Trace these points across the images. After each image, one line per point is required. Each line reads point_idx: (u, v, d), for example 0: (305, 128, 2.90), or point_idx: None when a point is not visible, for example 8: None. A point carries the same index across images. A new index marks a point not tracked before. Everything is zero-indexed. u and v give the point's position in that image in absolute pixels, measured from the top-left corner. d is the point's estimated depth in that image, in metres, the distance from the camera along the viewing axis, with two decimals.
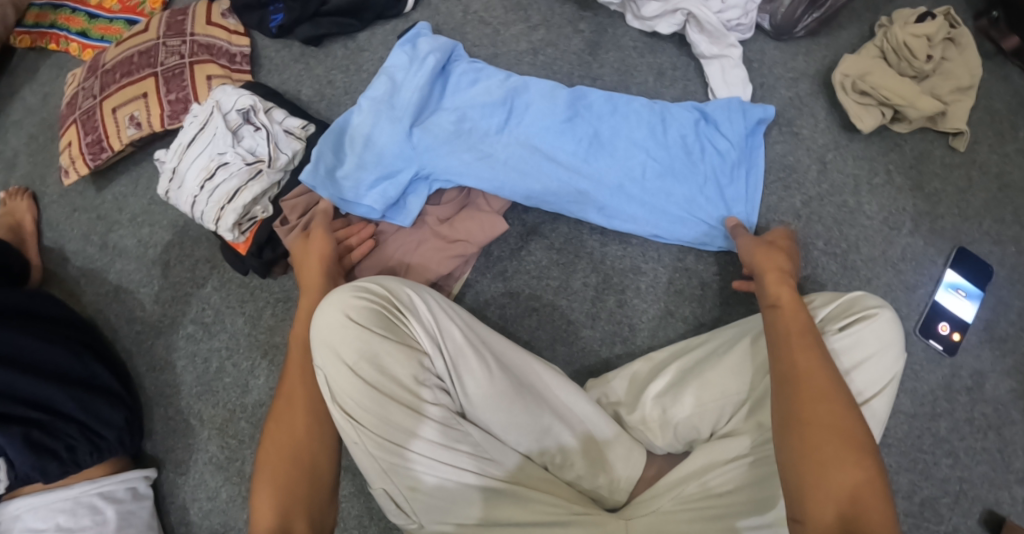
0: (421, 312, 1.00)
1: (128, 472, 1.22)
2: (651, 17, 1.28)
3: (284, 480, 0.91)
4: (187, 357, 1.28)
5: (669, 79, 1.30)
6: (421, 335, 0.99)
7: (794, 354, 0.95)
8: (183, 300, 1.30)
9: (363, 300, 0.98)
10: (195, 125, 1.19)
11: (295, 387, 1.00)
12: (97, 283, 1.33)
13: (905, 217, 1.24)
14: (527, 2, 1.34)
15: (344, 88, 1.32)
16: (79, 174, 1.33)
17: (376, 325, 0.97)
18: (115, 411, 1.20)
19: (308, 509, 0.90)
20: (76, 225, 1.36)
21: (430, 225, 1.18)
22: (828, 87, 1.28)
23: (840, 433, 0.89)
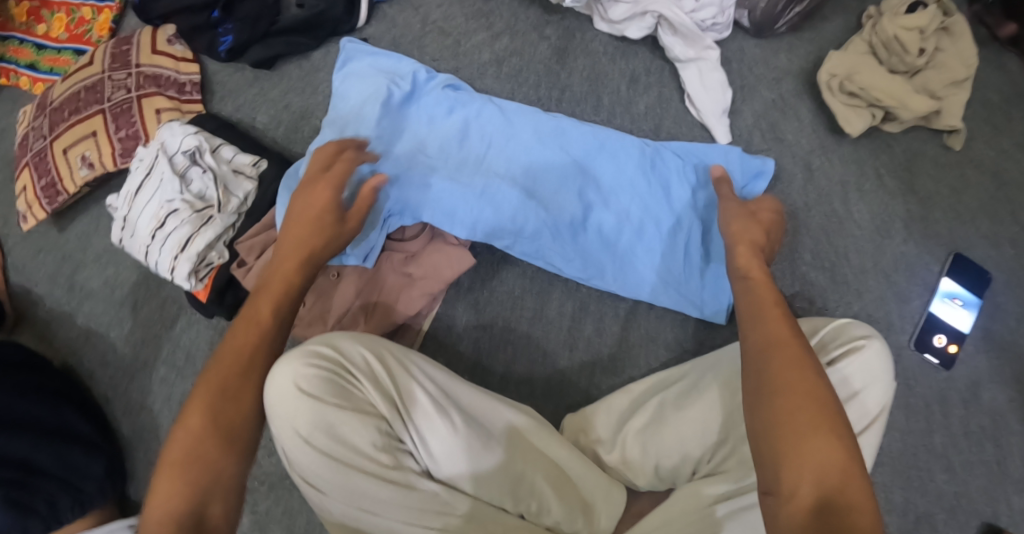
0: (376, 375, 0.98)
1: (115, 520, 1.19)
2: (620, 20, 1.20)
3: (205, 432, 0.84)
4: (163, 400, 1.25)
5: (642, 85, 1.22)
6: (378, 399, 0.98)
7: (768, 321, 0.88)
8: (154, 342, 1.26)
9: (313, 369, 0.95)
10: (141, 170, 1.16)
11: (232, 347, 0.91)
12: (66, 327, 1.30)
13: (898, 223, 1.17)
14: (489, 8, 1.27)
15: (301, 113, 1.26)
16: (37, 219, 1.29)
17: (328, 395, 0.95)
18: (92, 461, 1.19)
19: (235, 459, 0.85)
20: (42, 267, 1.33)
21: (394, 262, 1.14)
22: (813, 86, 1.20)
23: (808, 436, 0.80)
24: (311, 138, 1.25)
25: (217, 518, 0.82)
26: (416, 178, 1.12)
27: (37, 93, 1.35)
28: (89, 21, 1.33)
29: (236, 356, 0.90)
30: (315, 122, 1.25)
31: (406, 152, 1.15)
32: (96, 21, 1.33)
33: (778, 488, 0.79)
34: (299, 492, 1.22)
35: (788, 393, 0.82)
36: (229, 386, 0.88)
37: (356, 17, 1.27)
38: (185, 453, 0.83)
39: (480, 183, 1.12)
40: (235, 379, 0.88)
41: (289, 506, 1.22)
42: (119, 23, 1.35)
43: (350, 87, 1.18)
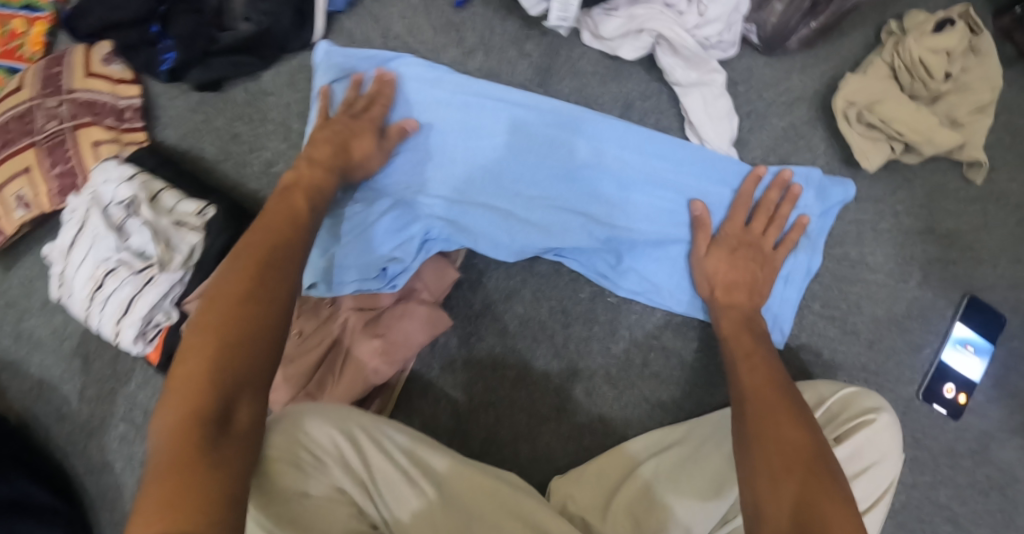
0: (346, 452, 0.92)
1: None
2: (613, 37, 1.06)
3: (220, 352, 0.74)
4: (124, 460, 1.16)
5: (637, 113, 1.09)
6: (351, 482, 0.92)
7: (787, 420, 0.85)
8: (108, 398, 1.17)
9: (286, 456, 0.88)
10: (73, 223, 1.03)
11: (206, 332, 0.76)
12: (20, 379, 1.21)
13: (913, 266, 1.08)
14: (461, 20, 1.12)
15: (249, 144, 1.13)
16: None
17: (301, 483, 0.88)
18: None
19: (254, 395, 0.74)
20: None
21: (356, 328, 1.03)
22: (826, 112, 1.08)
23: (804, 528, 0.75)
24: (262, 173, 1.12)
25: (243, 422, 0.73)
26: (414, 205, 1.04)
27: None
28: (20, 34, 1.18)
29: (235, 318, 0.76)
30: (267, 155, 1.12)
31: (398, 171, 1.06)
32: (28, 35, 1.18)
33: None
34: None
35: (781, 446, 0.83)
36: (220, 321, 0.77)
37: (309, 31, 1.11)
38: (201, 391, 0.72)
39: (491, 207, 1.05)
40: (240, 322, 0.76)
41: None
42: (54, 36, 1.20)
43: (334, 96, 1.08)
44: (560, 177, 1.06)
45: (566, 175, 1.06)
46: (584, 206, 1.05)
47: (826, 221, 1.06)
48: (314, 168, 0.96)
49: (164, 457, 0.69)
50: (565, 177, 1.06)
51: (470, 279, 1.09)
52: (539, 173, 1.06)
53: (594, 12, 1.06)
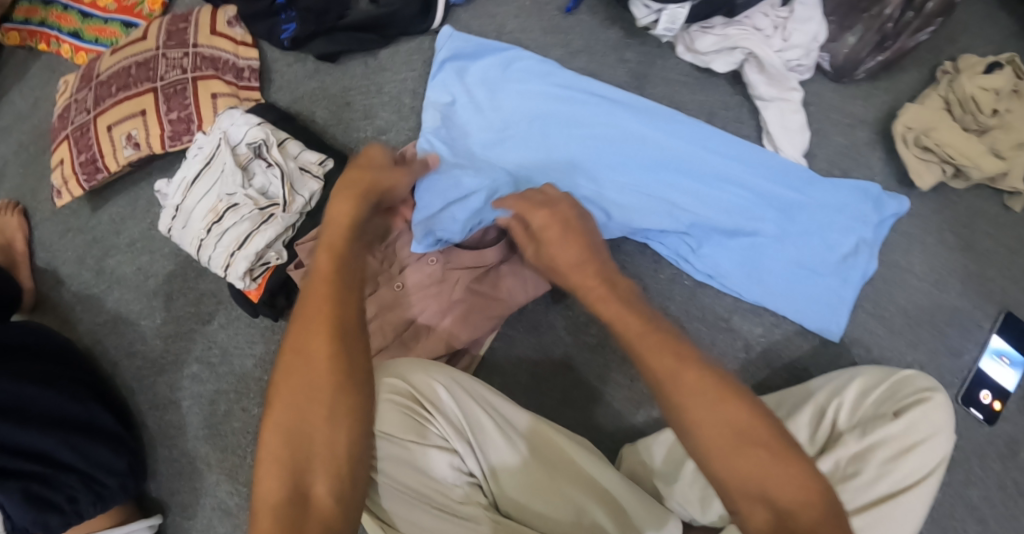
0: (448, 408, 1.00)
1: (134, 522, 1.16)
2: (707, 52, 1.19)
3: (290, 430, 0.84)
4: (193, 398, 1.21)
5: (719, 121, 1.22)
6: (450, 432, 0.99)
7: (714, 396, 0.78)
8: (186, 335, 1.22)
9: (394, 402, 0.99)
10: (200, 159, 1.09)
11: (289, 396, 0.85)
12: (94, 312, 1.24)
13: (954, 279, 1.19)
14: (568, 25, 1.24)
15: (363, 112, 1.22)
16: (72, 195, 1.21)
17: (402, 428, 0.98)
18: (117, 457, 1.14)
19: (328, 473, 0.83)
20: (70, 247, 1.27)
21: (462, 283, 1.10)
22: (886, 136, 1.21)
23: (743, 448, 0.76)
24: (373, 139, 1.21)
25: (322, 497, 0.82)
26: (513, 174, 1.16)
27: (78, 63, 1.29)
28: None
29: (296, 393, 0.85)
30: (378, 123, 1.21)
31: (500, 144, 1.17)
32: None
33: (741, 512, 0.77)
34: None
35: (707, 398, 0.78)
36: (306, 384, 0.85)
37: (431, 19, 1.21)
38: (275, 481, 0.82)
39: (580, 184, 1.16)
40: (313, 395, 0.85)
41: None
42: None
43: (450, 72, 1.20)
44: (645, 166, 1.17)
45: (652, 165, 1.17)
46: (668, 195, 1.17)
47: (882, 231, 1.17)
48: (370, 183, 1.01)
49: (260, 532, 0.80)
50: (651, 166, 1.17)
51: None
52: (628, 160, 1.17)
53: (692, 29, 1.20)
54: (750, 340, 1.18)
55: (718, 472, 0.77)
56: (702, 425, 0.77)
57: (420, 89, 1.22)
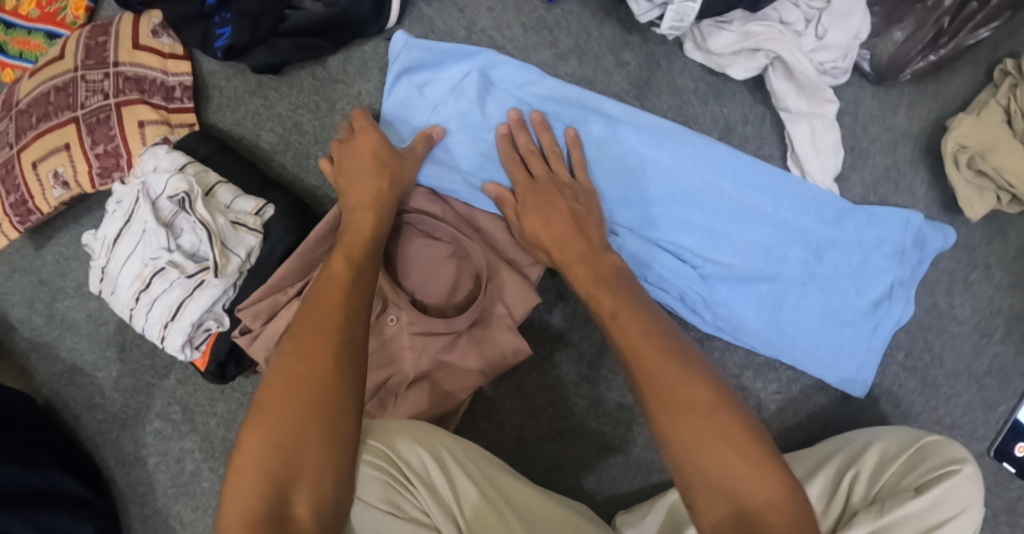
0: (434, 478, 0.88)
1: None
2: (723, 53, 0.98)
3: (276, 444, 0.75)
4: (158, 455, 1.11)
5: (737, 137, 1.02)
6: (435, 507, 0.86)
7: (655, 365, 0.75)
8: (144, 390, 1.11)
9: (372, 470, 0.85)
10: (119, 215, 0.95)
11: (277, 389, 0.78)
12: (50, 361, 1.14)
13: (999, 320, 1.04)
14: (553, 18, 1.03)
15: (314, 135, 1.04)
16: (9, 238, 1.08)
17: (382, 502, 0.84)
18: (83, 523, 1.04)
19: (313, 486, 0.74)
20: (18, 289, 1.15)
21: (433, 350, 0.96)
22: (931, 153, 1.02)
23: (705, 433, 0.72)
24: None
25: (304, 520, 0.72)
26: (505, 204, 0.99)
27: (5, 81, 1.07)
28: None
29: (281, 421, 0.75)
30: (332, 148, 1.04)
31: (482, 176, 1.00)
32: None
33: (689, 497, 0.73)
34: None
35: (678, 411, 0.73)
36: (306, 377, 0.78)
37: (386, 17, 1.02)
38: (251, 497, 0.72)
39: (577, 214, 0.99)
40: (303, 409, 0.76)
41: None
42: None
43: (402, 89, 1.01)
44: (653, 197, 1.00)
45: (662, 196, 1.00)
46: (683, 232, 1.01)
47: (922, 269, 1.01)
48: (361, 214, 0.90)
49: None
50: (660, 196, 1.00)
51: (547, 301, 1.02)
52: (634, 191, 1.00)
53: (705, 24, 0.98)
54: (763, 397, 1.05)
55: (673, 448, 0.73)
56: (662, 400, 0.74)
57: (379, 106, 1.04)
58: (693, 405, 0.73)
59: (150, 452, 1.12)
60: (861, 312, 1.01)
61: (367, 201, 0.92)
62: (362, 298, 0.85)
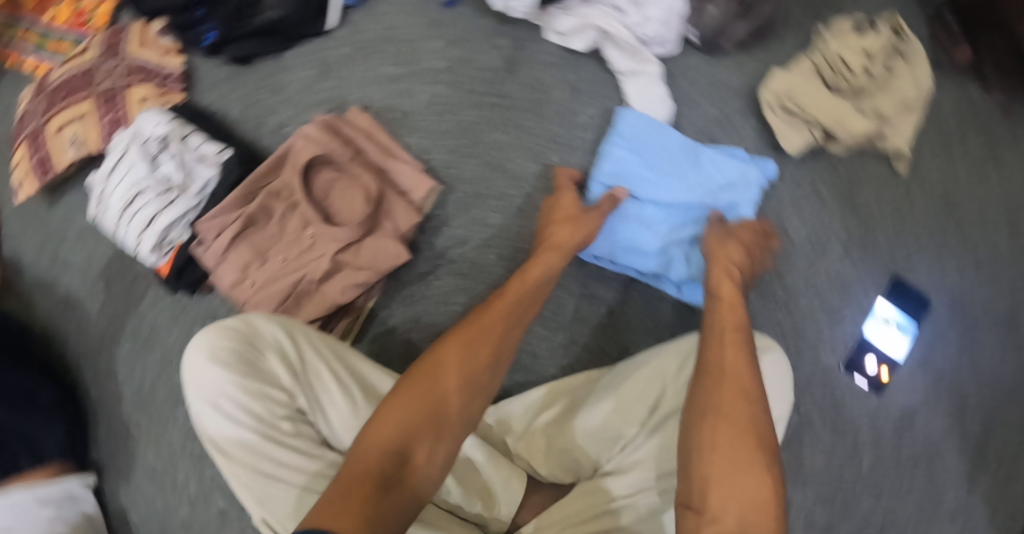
0: (284, 346, 0.99)
1: (68, 478, 1.32)
2: (567, 32, 1.19)
3: (423, 401, 0.91)
4: (127, 370, 1.37)
5: (586, 96, 1.21)
6: (281, 368, 0.98)
7: (727, 349, 0.92)
8: (121, 315, 1.38)
9: (223, 339, 0.96)
10: (116, 152, 1.25)
11: (443, 364, 0.94)
12: (50, 296, 1.43)
13: (834, 243, 1.17)
14: (446, 19, 1.28)
15: (268, 107, 1.33)
16: (28, 191, 1.40)
17: (237, 364, 0.96)
18: (55, 423, 1.31)
19: (434, 445, 0.89)
20: (29, 240, 1.45)
21: (334, 254, 1.15)
22: (757, 107, 1.19)
23: (745, 400, 0.87)
24: (276, 133, 1.32)
25: (420, 466, 0.87)
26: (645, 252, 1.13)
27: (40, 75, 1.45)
28: (91, 10, 1.43)
29: (425, 392, 0.91)
30: (281, 118, 1.33)
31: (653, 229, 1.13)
32: (96, 11, 1.43)
33: (703, 491, 0.83)
34: None
35: (722, 365, 0.90)
36: (462, 369, 0.94)
37: (325, 20, 1.31)
38: (393, 430, 0.88)
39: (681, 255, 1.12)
40: (455, 387, 0.93)
41: None
42: (117, 14, 1.44)
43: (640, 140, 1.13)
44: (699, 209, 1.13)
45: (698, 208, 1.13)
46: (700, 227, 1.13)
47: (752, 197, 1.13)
48: (551, 251, 1.06)
49: (361, 464, 0.85)
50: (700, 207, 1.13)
51: (433, 225, 1.22)
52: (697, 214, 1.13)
53: (551, 12, 1.20)
54: (613, 305, 1.18)
55: (705, 458, 0.84)
56: (719, 396, 0.88)
57: (314, 85, 1.32)
58: (736, 404, 0.87)
59: (119, 368, 1.37)
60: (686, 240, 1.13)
61: (563, 251, 1.07)
62: (510, 332, 0.99)
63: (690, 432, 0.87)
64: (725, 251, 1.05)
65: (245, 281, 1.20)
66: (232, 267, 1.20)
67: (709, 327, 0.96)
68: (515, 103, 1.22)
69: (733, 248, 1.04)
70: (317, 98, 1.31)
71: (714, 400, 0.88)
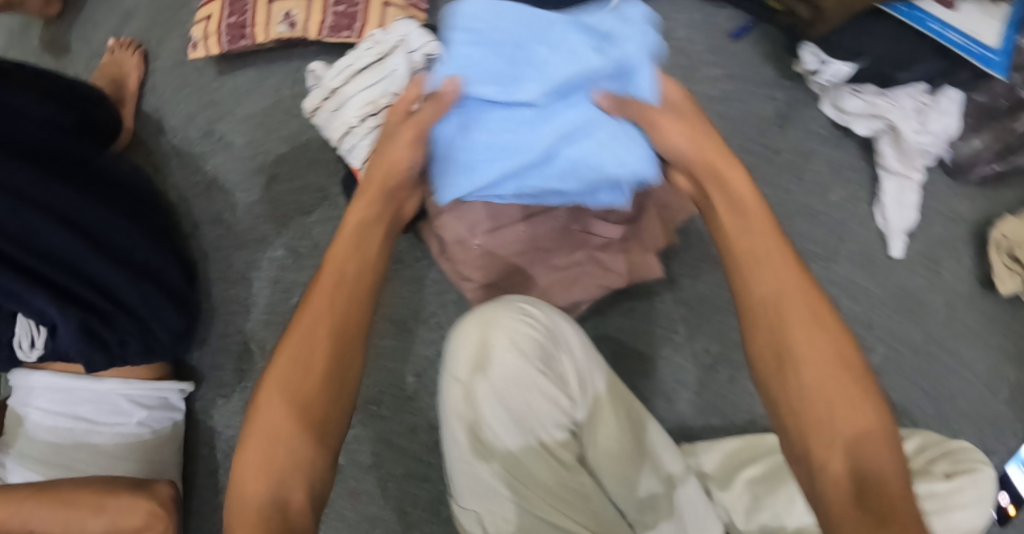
0: (568, 350, 0.96)
1: (167, 381, 1.20)
2: (851, 113, 1.22)
3: (295, 401, 0.72)
4: (265, 280, 1.25)
5: (842, 178, 1.24)
6: (562, 368, 0.95)
7: (771, 271, 0.74)
8: (275, 217, 1.27)
9: (521, 324, 0.92)
10: (373, 53, 1.10)
11: (305, 340, 0.74)
12: (190, 170, 1.31)
13: (1002, 385, 1.21)
14: (733, 49, 1.28)
15: None
16: (208, 51, 1.29)
17: (530, 352, 0.92)
18: (174, 314, 1.19)
19: (306, 479, 0.71)
20: (183, 102, 1.32)
21: (588, 247, 1.12)
22: (977, 236, 1.25)
23: (846, 367, 0.71)
24: None
25: (300, 506, 0.70)
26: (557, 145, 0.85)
27: None
28: None
29: (291, 377, 0.73)
30: None
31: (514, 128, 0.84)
32: None
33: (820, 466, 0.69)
34: (380, 423, 1.19)
35: (776, 273, 0.74)
36: (323, 348, 0.74)
37: None
38: (268, 442, 0.71)
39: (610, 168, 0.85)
40: (320, 395, 0.73)
41: (359, 433, 1.19)
42: None
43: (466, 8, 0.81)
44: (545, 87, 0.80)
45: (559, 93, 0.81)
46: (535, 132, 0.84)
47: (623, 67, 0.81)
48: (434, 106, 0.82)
49: (244, 486, 0.70)
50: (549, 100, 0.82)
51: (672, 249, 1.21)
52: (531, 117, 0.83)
53: (843, 88, 1.20)
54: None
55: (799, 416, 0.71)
56: (800, 343, 0.71)
57: None
58: (845, 363, 0.71)
59: (253, 274, 1.26)
60: (558, 142, 0.84)
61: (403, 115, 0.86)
62: (367, 245, 0.80)
63: (784, 418, 0.72)
64: (651, 115, 0.81)
65: (471, 243, 1.12)
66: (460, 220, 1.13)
67: (750, 246, 0.75)
68: (781, 156, 1.25)
69: (715, 147, 0.80)
70: None
71: (792, 336, 0.72)
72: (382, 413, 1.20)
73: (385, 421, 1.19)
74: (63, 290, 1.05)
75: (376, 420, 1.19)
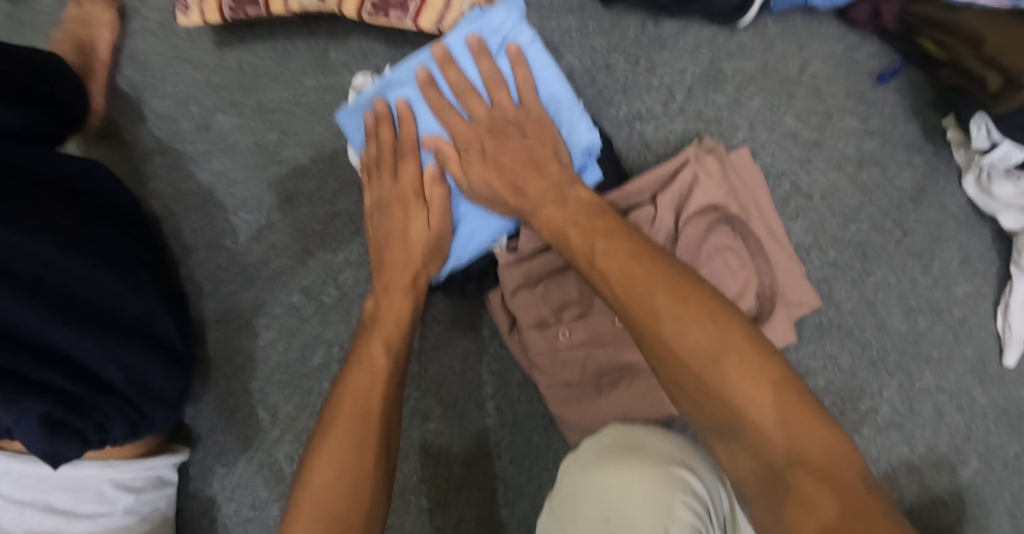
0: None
1: (157, 456, 0.96)
2: (999, 200, 1.02)
3: (340, 485, 0.75)
4: (277, 330, 1.01)
5: (970, 270, 1.07)
6: None
7: (747, 375, 0.66)
8: (298, 249, 1.01)
9: (664, 485, 0.71)
10: None
11: (344, 417, 0.78)
12: (176, 175, 1.01)
13: None
14: (873, 98, 1.07)
15: (621, 88, 1.04)
16: (203, 17, 0.98)
17: (672, 529, 0.70)
18: (168, 381, 0.93)
19: None
20: (173, 79, 1.02)
21: None
22: None
23: (799, 425, 0.64)
24: (623, 125, 1.04)
25: None
26: None
27: None
28: None
29: (344, 450, 0.76)
30: (636, 108, 1.04)
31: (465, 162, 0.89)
32: None
33: None
34: (421, 515, 1.00)
35: (716, 367, 0.67)
36: (357, 420, 0.78)
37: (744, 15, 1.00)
38: (310, 527, 0.73)
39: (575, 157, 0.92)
40: (351, 473, 0.75)
41: (396, 524, 1.00)
42: None
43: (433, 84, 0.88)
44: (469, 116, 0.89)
45: None
46: None
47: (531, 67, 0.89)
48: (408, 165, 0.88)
49: None
50: None
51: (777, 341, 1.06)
52: None
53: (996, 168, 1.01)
54: (904, 493, 1.06)
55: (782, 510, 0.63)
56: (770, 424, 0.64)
57: (696, 92, 1.04)
58: (798, 430, 0.64)
59: (263, 319, 1.01)
60: None
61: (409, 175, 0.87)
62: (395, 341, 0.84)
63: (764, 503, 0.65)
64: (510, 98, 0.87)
65: (555, 329, 0.93)
66: (542, 299, 0.93)
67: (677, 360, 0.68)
68: (911, 239, 1.06)
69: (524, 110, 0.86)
70: (693, 111, 1.04)
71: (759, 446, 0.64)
72: (423, 505, 1.00)
73: (426, 513, 1.00)
74: (27, 376, 0.79)
75: (414, 511, 1.00)
